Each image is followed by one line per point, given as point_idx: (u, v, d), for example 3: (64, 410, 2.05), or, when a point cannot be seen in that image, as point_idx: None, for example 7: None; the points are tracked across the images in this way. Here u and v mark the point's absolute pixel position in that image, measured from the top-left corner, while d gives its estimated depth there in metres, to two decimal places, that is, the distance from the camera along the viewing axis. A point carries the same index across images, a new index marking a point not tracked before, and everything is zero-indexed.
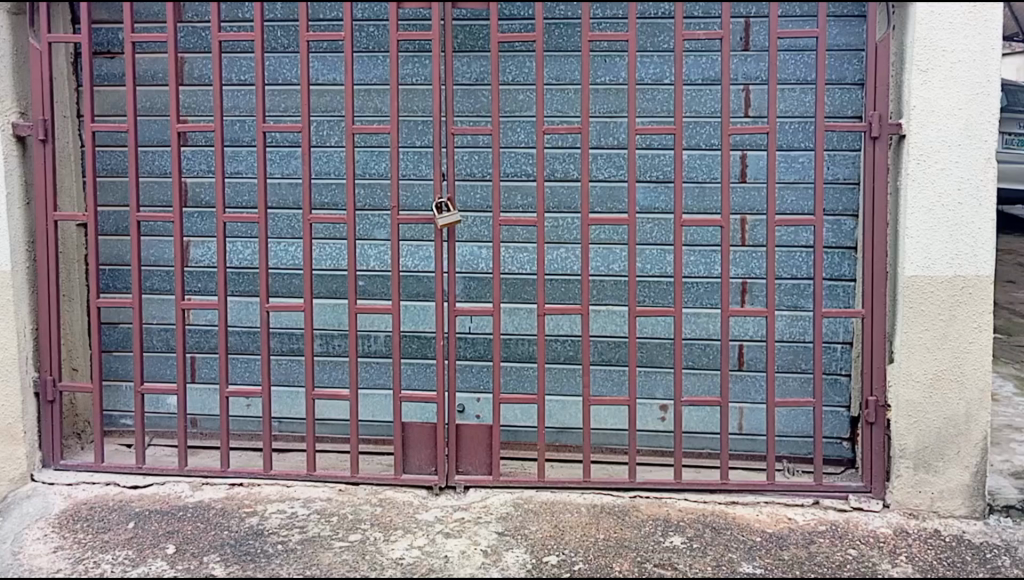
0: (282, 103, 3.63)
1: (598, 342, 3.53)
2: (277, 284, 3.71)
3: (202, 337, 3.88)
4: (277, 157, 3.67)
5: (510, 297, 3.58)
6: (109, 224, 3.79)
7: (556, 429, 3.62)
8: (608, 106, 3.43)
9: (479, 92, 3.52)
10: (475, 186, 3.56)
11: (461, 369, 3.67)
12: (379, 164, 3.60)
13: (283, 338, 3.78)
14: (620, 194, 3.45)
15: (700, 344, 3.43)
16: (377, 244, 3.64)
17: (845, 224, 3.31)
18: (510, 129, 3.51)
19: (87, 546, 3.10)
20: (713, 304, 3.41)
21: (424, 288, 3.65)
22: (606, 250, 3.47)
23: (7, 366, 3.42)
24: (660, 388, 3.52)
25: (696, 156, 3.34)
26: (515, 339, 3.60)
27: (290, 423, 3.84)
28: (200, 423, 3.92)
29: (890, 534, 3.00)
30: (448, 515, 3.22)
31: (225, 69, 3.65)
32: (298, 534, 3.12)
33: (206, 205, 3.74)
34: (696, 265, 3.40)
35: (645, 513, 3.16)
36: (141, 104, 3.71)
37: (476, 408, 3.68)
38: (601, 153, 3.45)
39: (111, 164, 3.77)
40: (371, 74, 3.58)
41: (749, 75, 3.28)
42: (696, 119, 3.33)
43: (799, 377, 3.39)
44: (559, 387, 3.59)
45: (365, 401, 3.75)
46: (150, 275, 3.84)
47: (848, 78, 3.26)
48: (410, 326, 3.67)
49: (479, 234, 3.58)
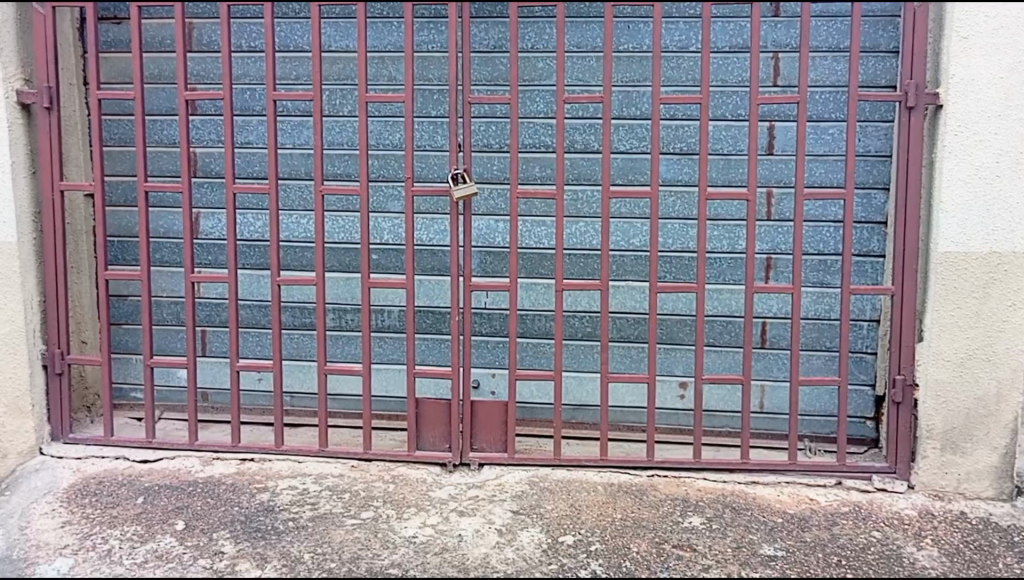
0: (293, 71, 3.54)
1: (616, 319, 3.45)
2: (289, 257, 3.64)
3: (212, 311, 3.82)
4: (288, 127, 3.59)
5: (528, 272, 3.50)
6: (117, 194, 3.73)
7: (573, 406, 3.55)
8: (631, 74, 3.33)
9: (497, 59, 3.43)
10: (492, 158, 3.48)
11: (476, 345, 3.60)
12: (393, 134, 3.51)
13: (295, 312, 3.72)
14: (643, 166, 3.36)
15: (721, 321, 3.35)
16: (391, 217, 3.57)
17: (875, 198, 3.21)
18: (529, 98, 3.42)
19: (96, 521, 3.05)
20: (736, 280, 3.33)
21: (439, 262, 3.58)
22: (627, 224, 3.39)
23: (15, 339, 3.37)
24: (680, 365, 3.45)
25: (722, 127, 3.24)
26: (532, 315, 3.53)
27: (302, 398, 3.79)
28: (211, 397, 3.87)
29: (915, 516, 2.93)
30: (463, 492, 3.16)
31: (236, 36, 3.57)
32: (310, 511, 3.06)
33: (215, 174, 3.66)
34: (720, 240, 3.30)
35: (663, 493, 3.10)
36: (149, 70, 3.63)
37: (491, 384, 3.62)
38: (623, 124, 3.35)
39: (119, 134, 3.70)
40: (386, 40, 3.48)
41: (778, 42, 3.18)
42: (723, 89, 3.23)
43: (823, 356, 3.31)
44: (577, 364, 3.52)
45: (378, 375, 3.69)
46: (159, 247, 3.77)
47: (882, 46, 3.16)
48: (425, 301, 3.60)
49: (495, 207, 3.50)
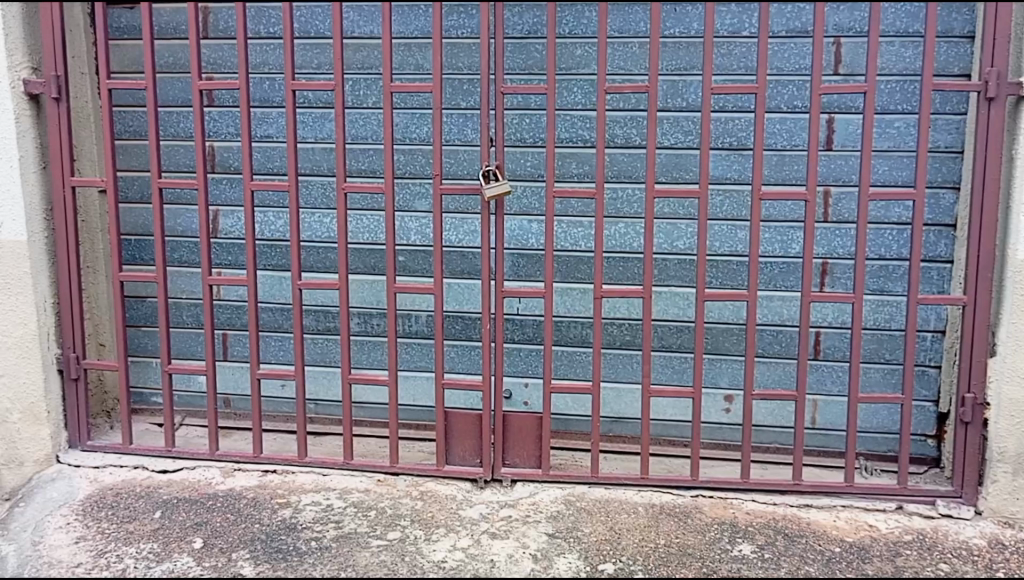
0: (314, 59, 3.35)
1: (659, 327, 3.23)
2: (312, 258, 3.46)
3: (233, 314, 3.65)
4: (309, 120, 3.39)
5: (563, 276, 3.29)
6: (133, 190, 3.58)
7: (611, 419, 3.34)
8: (678, 62, 3.09)
9: (532, 46, 3.21)
10: (526, 153, 3.26)
11: (508, 353, 3.39)
12: (420, 127, 3.31)
13: (318, 316, 3.54)
14: (689, 162, 3.13)
15: (772, 330, 3.11)
16: (418, 216, 3.37)
17: (944, 198, 2.96)
18: (566, 88, 3.20)
19: (110, 537, 2.87)
20: (789, 286, 3.08)
21: (469, 265, 3.37)
22: (670, 225, 3.15)
23: (27, 343, 3.21)
24: (726, 377, 3.21)
25: (776, 120, 3.00)
26: (567, 322, 3.31)
27: (326, 406, 3.61)
28: (233, 403, 3.71)
29: (985, 546, 2.68)
30: (495, 512, 2.94)
31: (254, 22, 3.37)
32: (334, 530, 2.86)
33: (234, 170, 3.48)
34: (772, 242, 3.06)
35: (709, 516, 2.87)
36: (164, 59, 3.45)
37: (524, 394, 3.41)
38: (668, 116, 3.12)
39: (133, 126, 3.54)
40: (412, 26, 3.27)
41: (839, 26, 2.92)
42: (778, 77, 2.98)
43: (882, 369, 3.05)
44: (615, 374, 3.30)
45: (405, 383, 3.50)
46: (177, 246, 3.61)
47: (954, 31, 2.92)
48: (454, 306, 3.40)
49: (529, 206, 3.29)
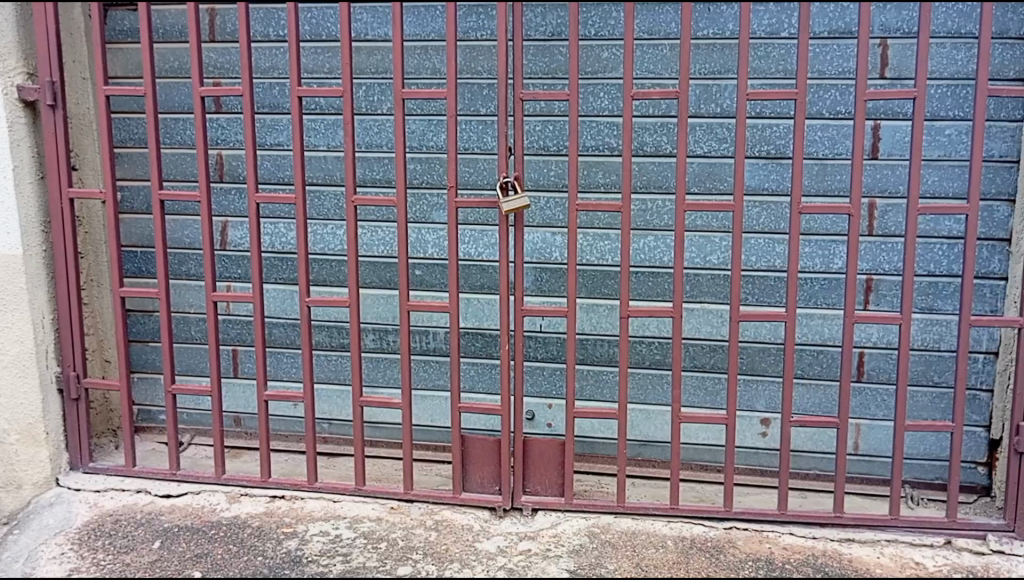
0: (326, 63, 3.18)
1: (690, 346, 3.05)
2: (324, 271, 3.29)
3: (243, 329, 3.49)
4: (320, 127, 3.22)
5: (588, 291, 3.11)
6: (139, 200, 3.42)
7: (639, 442, 3.14)
8: (711, 65, 2.90)
9: (555, 49, 3.03)
10: (548, 161, 3.08)
11: (529, 372, 3.21)
12: (437, 134, 3.13)
13: (331, 332, 3.37)
14: (723, 172, 2.95)
15: (812, 350, 2.91)
16: (435, 228, 3.19)
17: (999, 211, 2.75)
18: (591, 93, 3.01)
19: (105, 570, 2.72)
20: (831, 304, 2.88)
21: (489, 279, 3.19)
22: (703, 238, 2.97)
23: (24, 361, 3.07)
24: (762, 400, 3.01)
25: (818, 126, 2.80)
26: (592, 340, 3.14)
27: (340, 425, 3.44)
28: (243, 422, 3.55)
29: None
30: (513, 545, 2.76)
31: (262, 23, 3.20)
32: (341, 564, 2.69)
33: (242, 179, 3.32)
34: (812, 257, 2.86)
35: (742, 551, 2.67)
36: (170, 64, 3.30)
37: (547, 415, 3.24)
38: (701, 123, 2.94)
39: (137, 133, 3.39)
40: (428, 27, 3.09)
41: (886, 26, 2.71)
42: (820, 82, 2.78)
43: (931, 393, 2.84)
44: (643, 396, 3.11)
45: (421, 403, 3.32)
46: (184, 259, 3.45)
47: (1011, 32, 2.71)
48: (472, 323, 3.22)
49: (553, 218, 3.11)
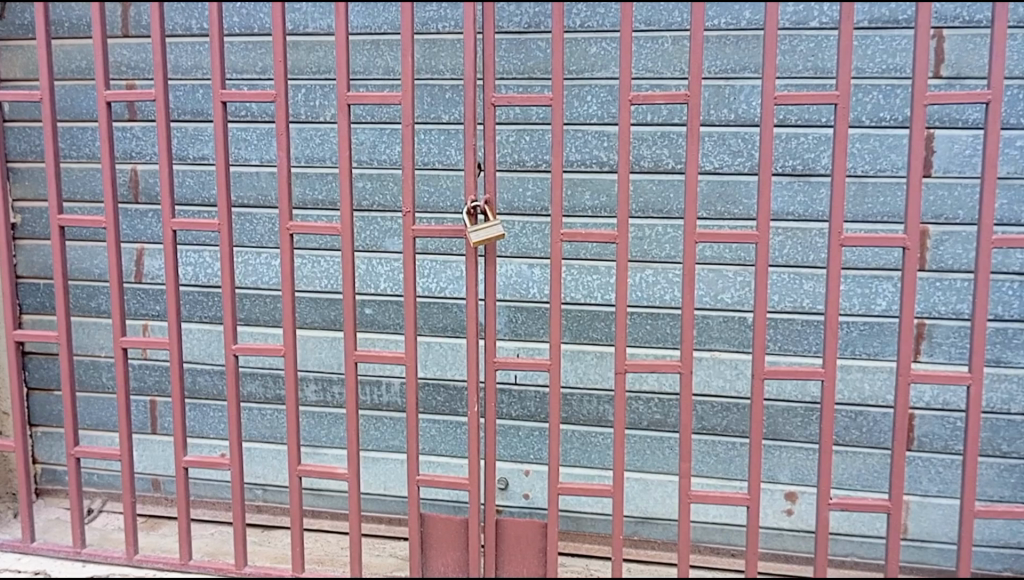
0: (258, 61, 2.65)
1: (699, 405, 2.53)
2: (258, 309, 2.75)
3: (163, 377, 2.95)
4: (252, 138, 2.69)
5: (573, 335, 2.59)
6: (40, 224, 2.89)
7: (636, 519, 2.62)
8: (724, 62, 2.41)
9: (532, 43, 2.52)
10: (524, 179, 2.57)
11: (503, 432, 2.69)
12: (390, 146, 2.61)
13: (267, 381, 2.84)
14: (739, 192, 2.44)
15: (850, 411, 2.45)
16: (389, 259, 2.66)
17: None
18: (576, 96, 2.50)
19: None
20: (873, 354, 2.42)
21: (453, 320, 2.67)
22: (714, 273, 2.48)
23: None
24: (787, 470, 2.51)
25: (858, 136, 2.36)
26: (579, 395, 2.62)
27: (277, 492, 2.89)
28: (162, 486, 3.00)
29: None
30: None
31: (183, 14, 2.68)
32: None
33: (160, 199, 2.79)
34: (851, 296, 2.41)
35: None
36: (78, 63, 2.78)
37: (523, 485, 2.70)
38: (712, 133, 2.44)
39: (39, 145, 2.86)
40: (379, 19, 2.58)
41: (941, 13, 2.29)
42: (857, 82, 2.34)
43: (999, 465, 2.41)
44: (641, 462, 2.59)
45: (372, 468, 2.79)
46: (93, 293, 2.90)
47: None
48: (433, 372, 2.70)
49: (530, 247, 2.59)
